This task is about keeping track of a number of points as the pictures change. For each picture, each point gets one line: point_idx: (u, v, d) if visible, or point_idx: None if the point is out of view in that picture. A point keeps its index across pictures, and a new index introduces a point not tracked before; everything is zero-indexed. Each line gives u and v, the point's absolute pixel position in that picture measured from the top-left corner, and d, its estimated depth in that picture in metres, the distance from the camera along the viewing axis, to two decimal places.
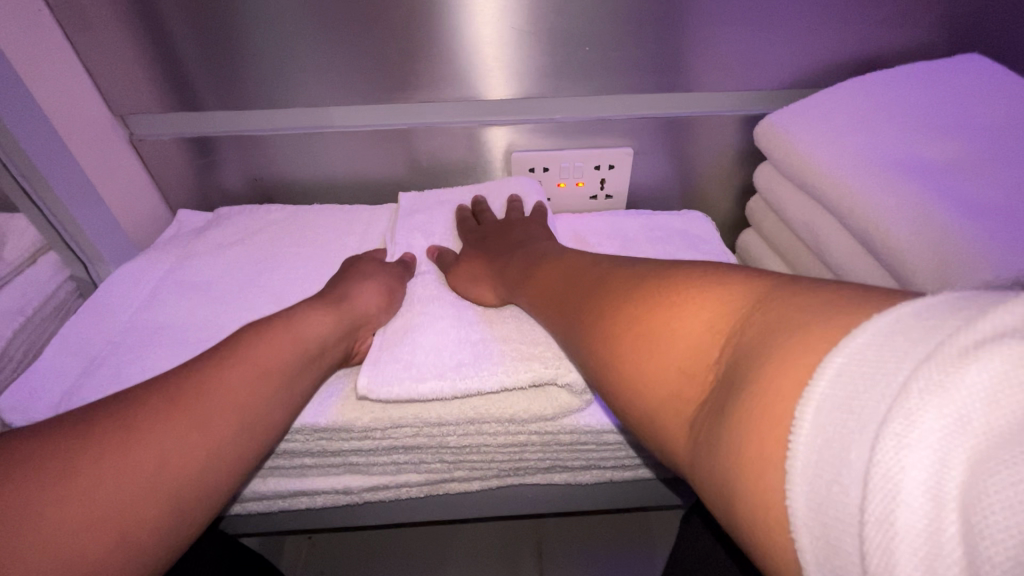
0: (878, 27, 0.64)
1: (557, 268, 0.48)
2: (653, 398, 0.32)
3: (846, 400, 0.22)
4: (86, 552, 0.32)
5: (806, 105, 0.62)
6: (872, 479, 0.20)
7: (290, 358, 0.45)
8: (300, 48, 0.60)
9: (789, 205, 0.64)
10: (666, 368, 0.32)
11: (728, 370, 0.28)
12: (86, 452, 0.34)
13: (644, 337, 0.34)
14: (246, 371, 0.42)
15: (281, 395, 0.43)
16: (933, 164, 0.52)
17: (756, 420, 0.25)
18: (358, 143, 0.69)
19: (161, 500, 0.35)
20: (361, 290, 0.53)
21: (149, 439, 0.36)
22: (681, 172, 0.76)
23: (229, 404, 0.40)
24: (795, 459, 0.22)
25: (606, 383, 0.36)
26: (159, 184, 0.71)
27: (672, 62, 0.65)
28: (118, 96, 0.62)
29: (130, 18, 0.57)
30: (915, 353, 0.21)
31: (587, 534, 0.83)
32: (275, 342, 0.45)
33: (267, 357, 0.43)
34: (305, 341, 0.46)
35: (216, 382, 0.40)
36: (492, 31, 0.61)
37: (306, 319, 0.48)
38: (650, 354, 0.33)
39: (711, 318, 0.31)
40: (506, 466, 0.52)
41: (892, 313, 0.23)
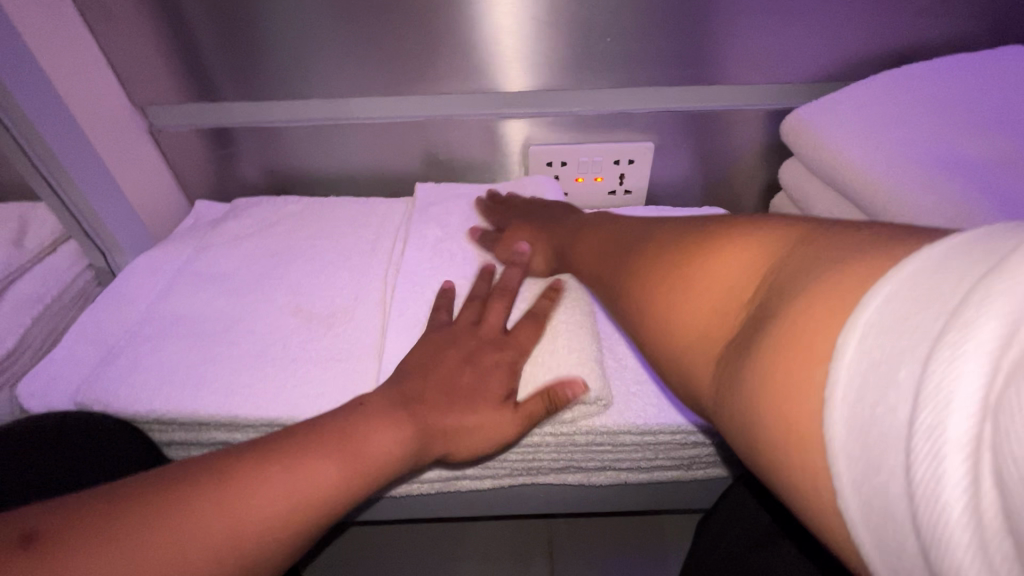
0: (916, 16, 0.61)
1: (604, 237, 0.49)
2: (683, 337, 0.32)
3: (894, 321, 0.20)
4: None
5: (839, 99, 0.59)
6: (922, 399, 0.18)
7: (389, 456, 0.39)
8: (318, 39, 0.60)
9: (818, 204, 0.62)
10: (699, 311, 0.31)
11: (759, 307, 0.28)
12: (141, 511, 0.31)
13: (679, 285, 0.33)
14: (325, 459, 0.36)
15: (371, 483, 0.38)
16: (975, 160, 0.50)
17: (785, 348, 0.24)
18: (374, 136, 0.68)
19: None
20: (484, 379, 0.45)
21: (195, 515, 0.31)
22: (703, 167, 0.74)
23: (320, 479, 0.35)
24: (836, 388, 0.21)
25: (641, 326, 0.36)
26: (178, 175, 0.71)
27: (697, 53, 0.63)
28: (138, 86, 0.62)
29: (148, 7, 0.57)
30: (974, 273, 0.19)
31: (598, 535, 0.82)
32: (390, 431, 0.39)
33: (377, 446, 0.38)
34: (417, 433, 0.40)
35: (318, 454, 0.36)
36: (510, 21, 0.59)
37: (396, 415, 0.41)
38: (685, 297, 0.33)
39: (749, 261, 0.30)
40: (521, 465, 0.52)
41: (939, 245, 0.21)
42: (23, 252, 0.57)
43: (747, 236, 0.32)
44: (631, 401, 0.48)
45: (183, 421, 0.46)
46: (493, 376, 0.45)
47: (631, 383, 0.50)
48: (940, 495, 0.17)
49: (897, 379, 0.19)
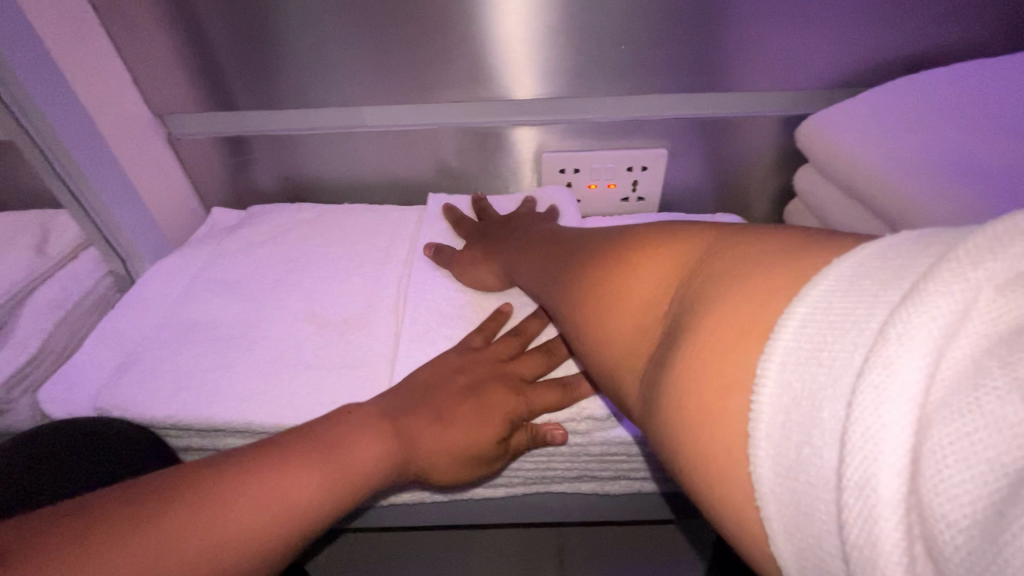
0: (932, 23, 0.61)
1: (547, 245, 0.48)
2: (611, 346, 0.32)
3: (812, 352, 0.21)
4: None
5: (856, 105, 0.59)
6: (849, 450, 0.19)
7: (370, 467, 0.39)
8: (333, 49, 0.61)
9: (834, 211, 0.62)
10: (625, 319, 0.32)
11: (674, 321, 0.28)
12: (118, 516, 0.31)
13: (609, 294, 0.34)
14: (304, 466, 0.37)
15: (353, 493, 0.38)
16: (998, 165, 0.49)
17: (704, 363, 0.25)
18: (387, 143, 0.69)
19: None
20: (471, 402, 0.45)
21: (172, 517, 0.32)
22: (715, 174, 0.74)
23: (296, 489, 0.36)
24: (759, 425, 0.22)
25: (575, 334, 0.37)
26: (194, 183, 0.72)
27: (709, 60, 0.63)
28: (157, 95, 0.64)
29: (168, 18, 0.58)
30: (886, 299, 0.20)
31: (609, 545, 0.81)
32: (369, 445, 0.40)
33: (356, 454, 0.39)
34: (396, 445, 0.41)
35: (297, 467, 0.36)
36: (524, 30, 0.60)
37: (378, 425, 0.41)
38: (613, 306, 0.33)
39: (662, 274, 0.31)
40: (534, 474, 0.51)
41: (846, 262, 0.23)
42: (45, 259, 0.58)
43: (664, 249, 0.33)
44: None
45: (199, 427, 0.47)
46: (482, 404, 0.45)
47: None
48: (871, 533, 0.19)
49: (822, 420, 0.20)
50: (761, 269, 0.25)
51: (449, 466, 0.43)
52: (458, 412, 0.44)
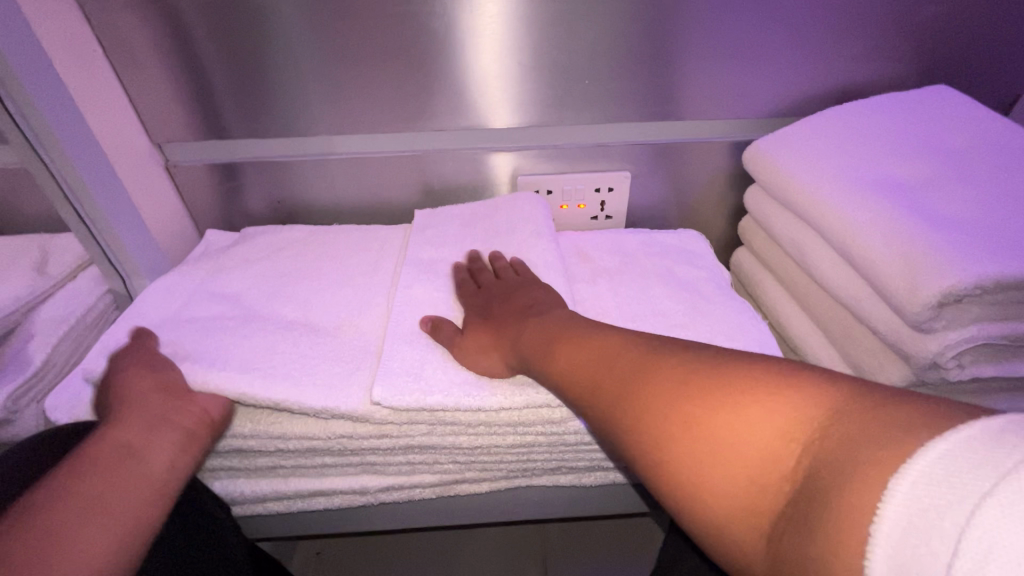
0: (855, 60, 0.70)
1: (601, 344, 0.43)
2: (710, 501, 0.31)
3: (949, 482, 0.22)
4: None
5: (789, 131, 0.65)
6: (964, 551, 0.20)
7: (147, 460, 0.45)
8: (322, 86, 0.67)
9: (775, 223, 0.66)
10: (729, 478, 0.30)
11: (809, 484, 0.27)
12: None
13: (684, 434, 0.33)
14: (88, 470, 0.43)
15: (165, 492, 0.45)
16: (903, 182, 0.55)
17: (837, 496, 0.25)
18: (372, 168, 0.74)
19: None
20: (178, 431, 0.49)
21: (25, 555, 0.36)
22: (676, 193, 0.81)
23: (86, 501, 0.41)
24: (878, 546, 0.22)
25: (657, 481, 0.34)
26: (189, 207, 0.76)
27: (664, 92, 0.70)
28: (157, 125, 0.68)
29: (171, 56, 0.63)
30: (976, 501, 0.21)
31: (587, 548, 0.87)
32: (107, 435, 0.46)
33: (115, 447, 0.45)
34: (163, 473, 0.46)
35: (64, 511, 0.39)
36: (498, 66, 0.67)
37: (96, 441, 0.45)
38: (681, 434, 0.33)
39: (782, 427, 0.29)
40: (516, 466, 0.56)
41: (943, 444, 0.23)
42: (45, 279, 0.61)
43: (763, 390, 0.31)
44: None
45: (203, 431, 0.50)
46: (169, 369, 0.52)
47: None
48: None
49: (945, 525, 0.21)
50: (879, 410, 0.27)
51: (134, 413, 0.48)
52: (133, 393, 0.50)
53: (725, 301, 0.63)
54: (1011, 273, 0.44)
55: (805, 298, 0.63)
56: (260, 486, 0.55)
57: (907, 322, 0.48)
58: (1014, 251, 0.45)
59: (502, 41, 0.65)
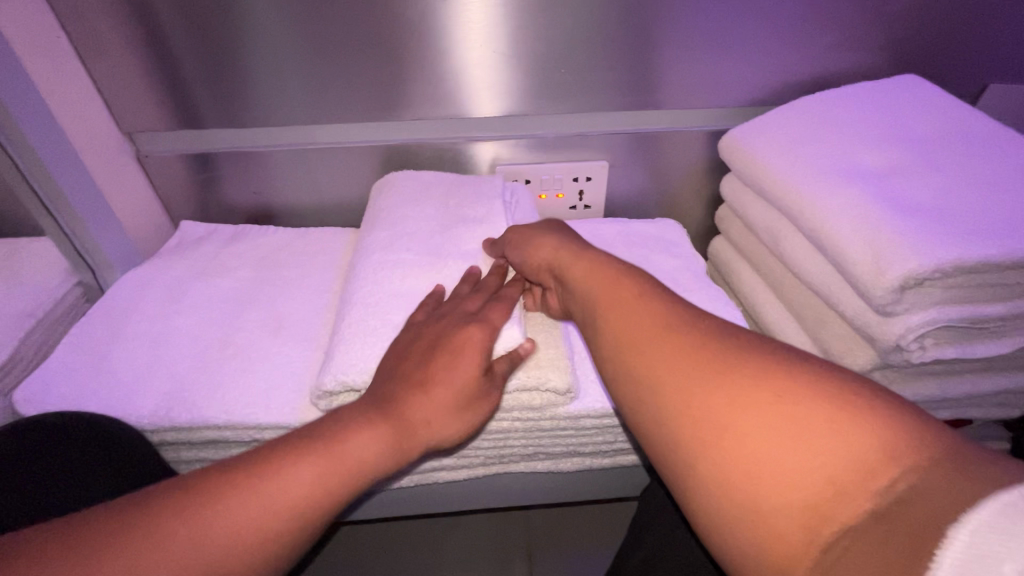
0: (828, 49, 0.70)
1: (635, 312, 0.39)
2: (759, 509, 0.28)
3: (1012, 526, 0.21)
4: None
5: (763, 120, 0.65)
6: None
7: (365, 465, 0.37)
8: (298, 76, 0.66)
9: (750, 211, 0.67)
10: (782, 488, 0.28)
11: (881, 507, 0.25)
12: (112, 551, 0.29)
13: (744, 431, 0.30)
14: (294, 466, 0.35)
15: (336, 505, 0.35)
16: (872, 170, 0.56)
17: (906, 530, 0.24)
18: (350, 157, 0.73)
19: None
20: (361, 426, 0.38)
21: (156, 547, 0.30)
22: (655, 182, 0.81)
23: (258, 510, 0.33)
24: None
25: (686, 471, 0.31)
26: (162, 199, 0.75)
27: (642, 82, 0.71)
28: (127, 114, 0.67)
29: (139, 43, 0.62)
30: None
31: (570, 534, 0.89)
32: (363, 439, 0.37)
33: (354, 455, 0.36)
34: (341, 475, 0.35)
35: (156, 542, 0.30)
36: (476, 55, 0.66)
37: (353, 436, 0.37)
38: (737, 431, 0.30)
39: (848, 447, 0.27)
40: (493, 453, 0.56)
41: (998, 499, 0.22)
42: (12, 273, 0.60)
43: (828, 403, 0.29)
44: (589, 386, 0.53)
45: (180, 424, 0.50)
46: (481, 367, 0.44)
47: (589, 372, 0.55)
48: None
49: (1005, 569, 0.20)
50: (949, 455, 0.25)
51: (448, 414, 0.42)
52: (433, 371, 0.43)
53: (700, 288, 0.64)
54: (970, 258, 0.45)
55: (779, 285, 0.64)
56: None
57: (873, 306, 0.49)
58: (975, 236, 0.47)
59: (481, 29, 0.64)
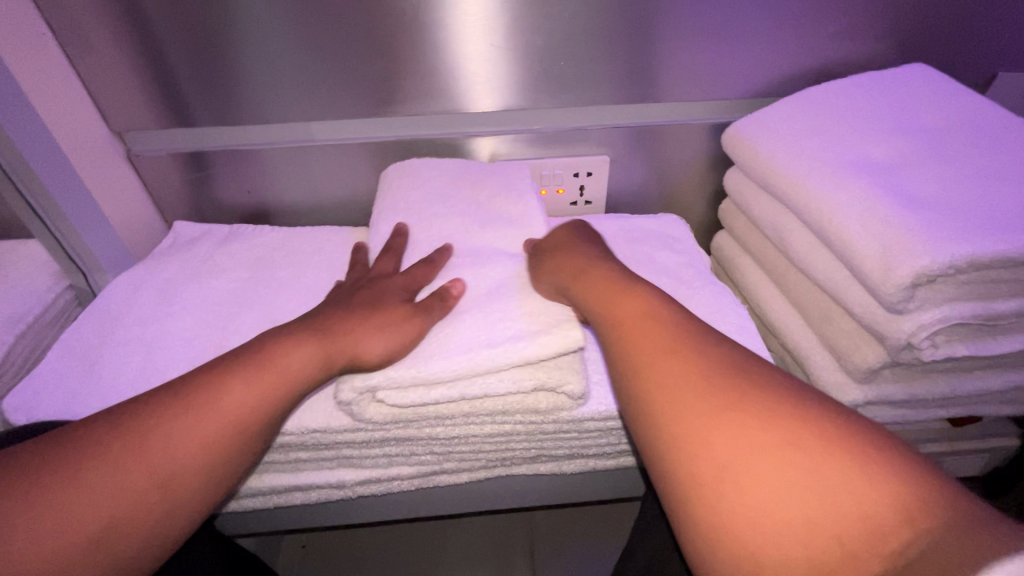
0: (833, 39, 0.69)
1: (659, 341, 0.38)
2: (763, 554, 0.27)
3: None
4: (74, 524, 0.32)
5: (767, 112, 0.64)
6: None
7: (297, 376, 0.42)
8: (290, 72, 0.64)
9: (755, 206, 0.65)
10: (787, 532, 0.27)
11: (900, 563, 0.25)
12: (68, 463, 0.34)
13: (752, 478, 0.29)
14: (228, 382, 0.40)
15: (277, 410, 0.40)
16: (880, 162, 0.55)
17: None
18: (346, 155, 0.72)
19: (154, 480, 0.35)
20: (295, 346, 0.44)
21: (111, 454, 0.34)
22: (657, 177, 0.80)
23: (207, 419, 0.37)
24: None
25: (687, 507, 0.30)
26: (155, 199, 0.74)
27: (643, 74, 0.69)
28: (115, 113, 0.65)
29: (126, 39, 0.60)
30: None
31: (572, 532, 0.88)
32: (292, 353, 0.43)
33: (287, 365, 0.42)
34: (275, 382, 0.41)
35: (115, 446, 0.35)
36: (473, 47, 0.65)
37: (289, 354, 0.43)
38: (746, 476, 0.29)
39: (858, 498, 0.27)
40: (495, 456, 0.55)
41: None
42: None
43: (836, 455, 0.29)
44: (594, 388, 0.52)
45: None
46: (405, 318, 0.49)
47: (592, 373, 0.54)
48: None
49: None
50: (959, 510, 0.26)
51: (374, 341, 0.47)
52: (356, 313, 0.49)
53: (704, 285, 0.62)
54: (983, 253, 0.44)
55: (784, 282, 0.63)
56: None
57: (882, 303, 0.48)
58: (987, 229, 0.45)
59: (478, 20, 0.63)
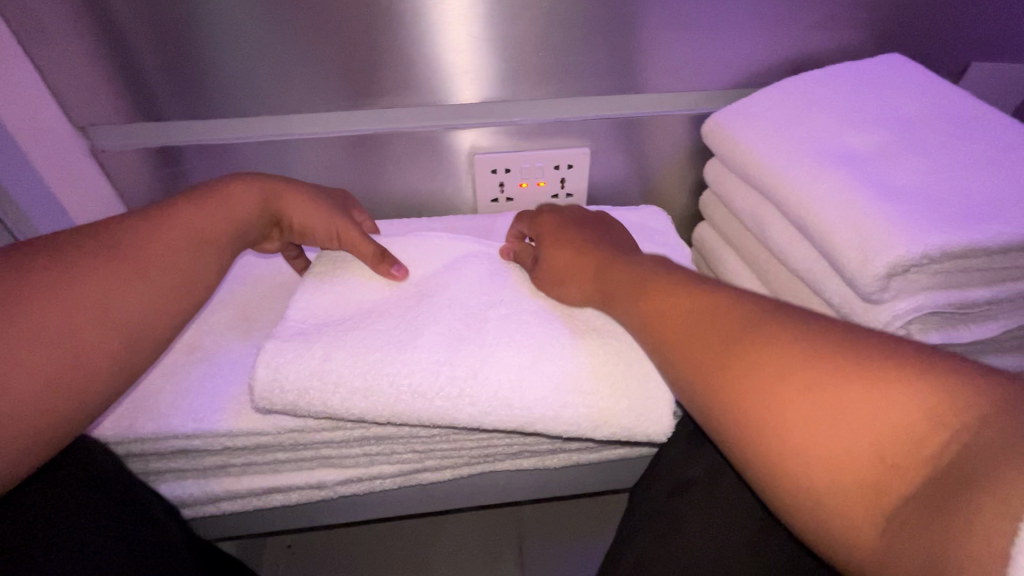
0: (811, 30, 0.69)
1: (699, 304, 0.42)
2: (816, 481, 0.31)
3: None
4: (77, 348, 0.38)
5: (746, 104, 0.63)
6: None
7: (241, 211, 0.52)
8: (262, 64, 0.62)
9: (734, 198, 0.65)
10: (820, 452, 0.31)
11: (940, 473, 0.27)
12: (54, 279, 0.39)
13: (797, 412, 0.33)
14: (176, 235, 0.47)
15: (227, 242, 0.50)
16: (857, 153, 0.55)
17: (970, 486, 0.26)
18: (321, 149, 0.70)
19: (136, 306, 0.42)
20: (239, 188, 0.53)
21: (87, 281, 0.40)
22: (639, 169, 0.80)
23: (178, 244, 0.46)
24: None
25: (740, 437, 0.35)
26: (123, 196, 0.71)
27: (622, 65, 0.68)
28: (79, 107, 0.63)
29: (87, 31, 0.58)
30: None
31: (559, 527, 0.88)
32: (239, 195, 0.53)
33: (232, 204, 0.52)
34: (218, 231, 0.50)
35: (89, 287, 0.40)
36: (453, 37, 0.63)
37: (236, 194, 0.53)
38: (812, 427, 0.32)
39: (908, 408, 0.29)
40: (478, 453, 0.55)
41: None
42: None
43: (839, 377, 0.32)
44: None
45: (148, 436, 0.48)
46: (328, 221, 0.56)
47: None
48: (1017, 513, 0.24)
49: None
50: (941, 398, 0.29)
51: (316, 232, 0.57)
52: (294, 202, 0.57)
53: None
54: (956, 242, 0.45)
55: (764, 274, 0.63)
56: (209, 487, 0.53)
57: (861, 294, 0.48)
58: (959, 219, 0.46)
59: (455, 11, 0.61)
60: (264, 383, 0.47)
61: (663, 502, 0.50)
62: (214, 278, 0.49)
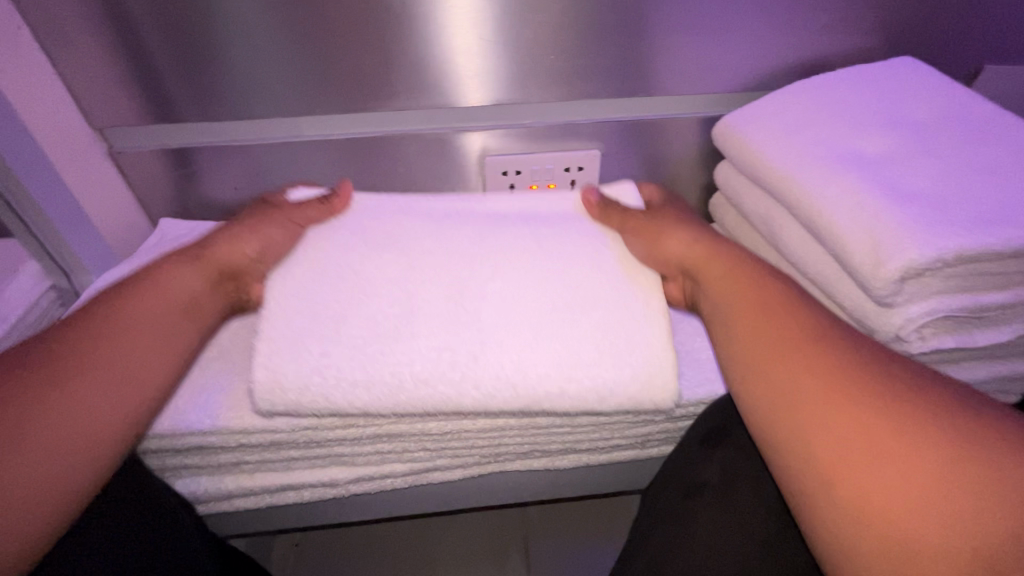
0: (824, 32, 0.69)
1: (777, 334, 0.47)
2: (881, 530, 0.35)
3: None
4: (58, 454, 0.39)
5: (758, 107, 0.64)
6: None
7: (190, 293, 0.52)
8: (275, 66, 0.63)
9: (745, 199, 0.65)
10: (883, 502, 0.36)
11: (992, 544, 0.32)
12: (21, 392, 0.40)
13: (871, 467, 0.37)
14: (140, 322, 0.48)
15: (189, 327, 0.51)
16: (870, 156, 0.55)
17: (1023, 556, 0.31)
18: (333, 151, 0.71)
19: (111, 399, 0.43)
20: (177, 264, 0.53)
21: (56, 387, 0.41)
22: (649, 171, 0.80)
23: (143, 334, 0.47)
24: None
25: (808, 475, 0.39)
26: (138, 196, 0.72)
27: (634, 68, 0.69)
28: (96, 109, 0.64)
29: (105, 34, 0.59)
30: None
31: (567, 528, 0.88)
32: (180, 271, 0.53)
33: (179, 281, 0.52)
34: (177, 312, 0.51)
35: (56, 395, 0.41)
36: (464, 41, 0.64)
37: (177, 273, 0.53)
38: (880, 483, 0.36)
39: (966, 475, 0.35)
40: (487, 452, 0.55)
41: None
42: None
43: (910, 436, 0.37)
44: None
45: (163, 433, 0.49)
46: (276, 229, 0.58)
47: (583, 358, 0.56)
48: None
49: None
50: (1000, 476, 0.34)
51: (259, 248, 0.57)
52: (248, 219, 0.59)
53: None
54: (970, 246, 0.44)
55: None
56: (223, 483, 0.53)
57: (873, 298, 0.48)
58: (972, 223, 0.46)
59: (467, 15, 0.62)
60: (264, 384, 0.47)
61: (672, 507, 0.50)
62: (189, 351, 0.50)
